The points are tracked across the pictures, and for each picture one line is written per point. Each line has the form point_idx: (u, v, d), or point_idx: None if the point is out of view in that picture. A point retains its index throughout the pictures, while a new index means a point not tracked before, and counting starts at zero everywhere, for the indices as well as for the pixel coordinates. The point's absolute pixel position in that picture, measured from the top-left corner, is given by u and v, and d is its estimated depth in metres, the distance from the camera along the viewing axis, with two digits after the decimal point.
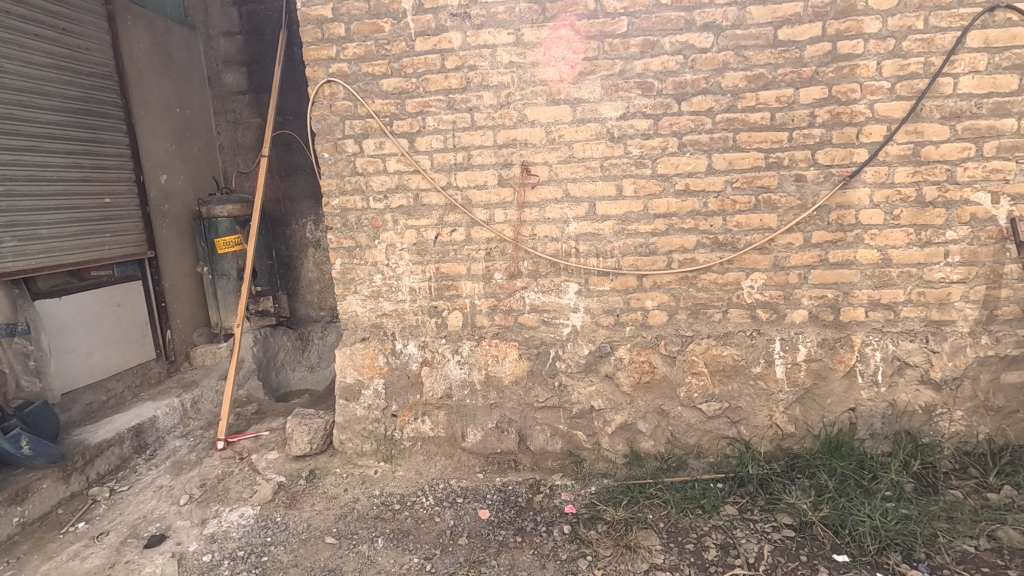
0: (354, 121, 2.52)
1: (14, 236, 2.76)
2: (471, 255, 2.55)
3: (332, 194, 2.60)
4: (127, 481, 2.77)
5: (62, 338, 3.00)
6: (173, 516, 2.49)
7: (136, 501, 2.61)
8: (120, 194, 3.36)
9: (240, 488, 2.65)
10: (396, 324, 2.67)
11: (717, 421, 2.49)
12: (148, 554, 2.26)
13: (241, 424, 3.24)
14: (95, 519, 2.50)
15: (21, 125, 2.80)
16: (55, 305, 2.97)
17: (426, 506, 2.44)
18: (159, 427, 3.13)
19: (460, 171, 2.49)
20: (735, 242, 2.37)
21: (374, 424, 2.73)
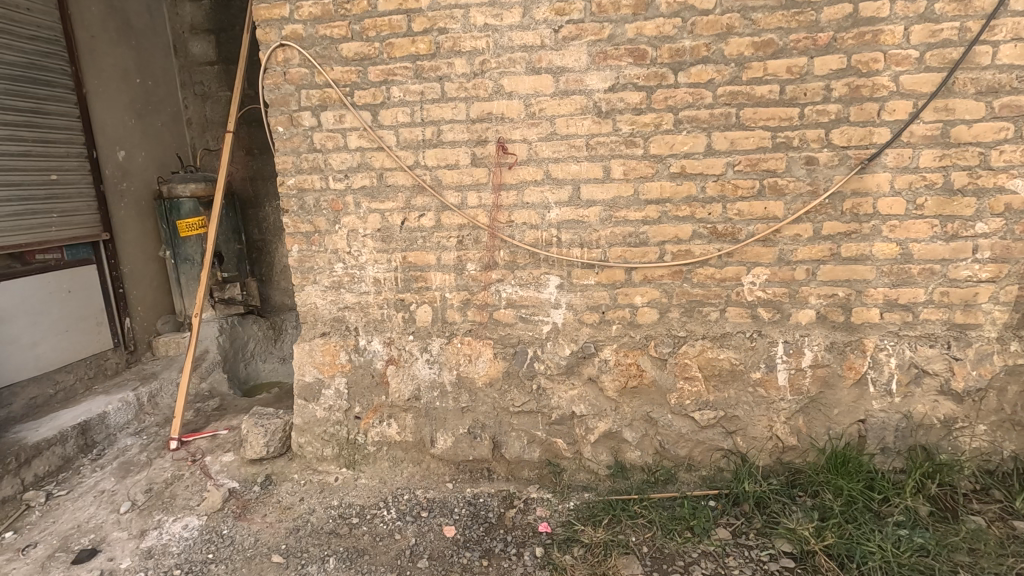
0: (311, 91, 2.24)
1: None
2: (441, 243, 2.29)
3: (287, 172, 2.33)
4: (67, 484, 2.55)
5: (2, 328, 2.76)
6: (110, 527, 2.26)
7: (73, 508, 2.39)
8: (69, 170, 3.09)
9: (188, 495, 2.42)
10: (359, 318, 2.41)
11: (712, 431, 2.24)
12: (75, 572, 2.04)
13: (199, 421, 3.00)
14: (24, 529, 2.27)
15: None
16: None
17: (386, 520, 2.21)
18: (110, 423, 2.92)
19: (429, 150, 2.22)
20: (735, 232, 2.11)
21: (335, 427, 2.49)
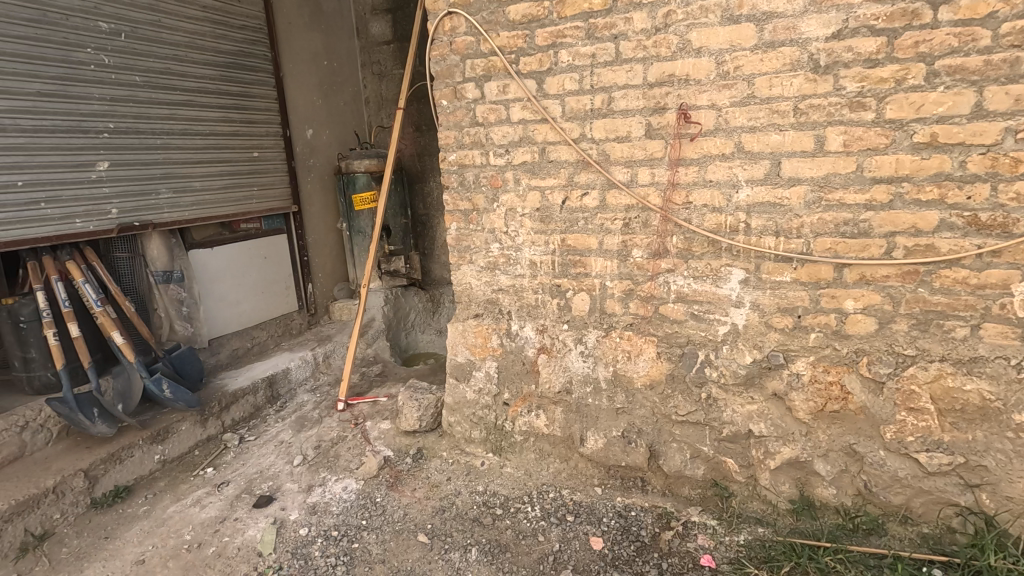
0: (475, 60, 2.13)
1: (171, 188, 2.88)
2: (605, 226, 2.05)
3: (449, 148, 2.27)
4: (256, 430, 2.87)
5: (213, 287, 3.19)
6: (284, 477, 2.48)
7: (258, 453, 2.67)
8: (267, 148, 3.41)
9: (349, 457, 2.57)
10: (512, 302, 2.29)
11: (943, 480, 1.74)
12: (255, 515, 2.26)
13: (363, 385, 3.19)
14: (221, 466, 2.60)
15: (176, 80, 2.88)
16: (207, 256, 3.15)
17: (529, 518, 2.10)
18: (291, 378, 3.24)
19: (598, 120, 1.98)
20: (1008, 224, 1.56)
21: (484, 410, 2.44)
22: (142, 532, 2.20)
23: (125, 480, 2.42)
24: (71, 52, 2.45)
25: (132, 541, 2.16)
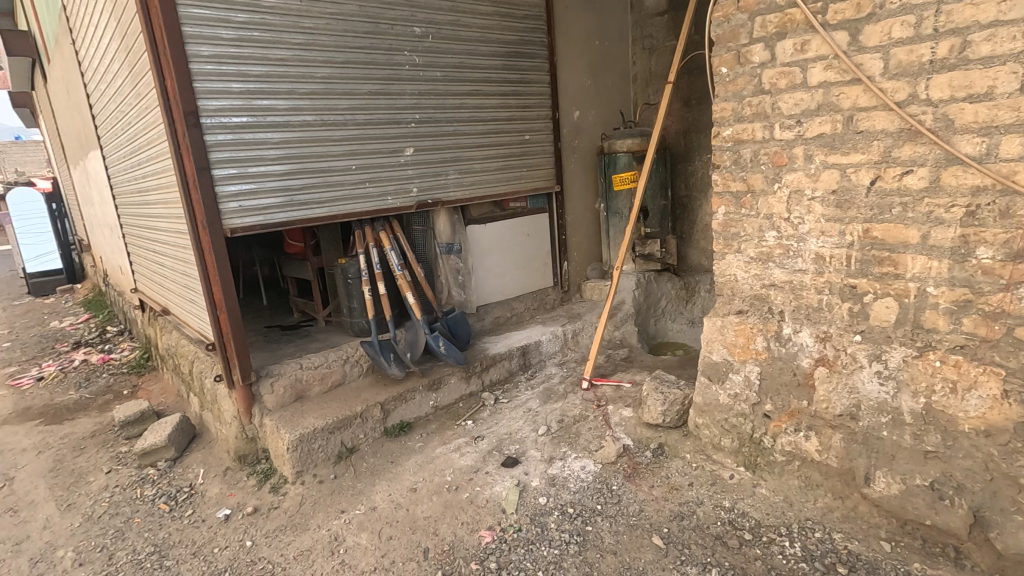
0: (767, 16, 1.83)
1: (456, 170, 3.25)
2: (934, 215, 1.58)
3: (723, 121, 2.02)
4: (509, 394, 3.12)
5: (484, 260, 3.57)
6: (529, 444, 2.64)
7: (509, 416, 2.90)
8: (537, 131, 3.59)
9: (589, 437, 2.60)
10: (786, 300, 1.96)
11: None
12: (502, 473, 2.45)
13: (608, 367, 3.20)
14: (479, 421, 2.90)
15: (467, 72, 3.21)
16: (480, 231, 3.53)
17: (786, 554, 1.79)
18: (542, 350, 3.44)
19: (939, 75, 1.51)
20: None
21: (739, 419, 2.16)
22: (416, 465, 2.60)
23: (409, 418, 2.89)
24: (392, 56, 2.92)
25: (409, 471, 2.56)
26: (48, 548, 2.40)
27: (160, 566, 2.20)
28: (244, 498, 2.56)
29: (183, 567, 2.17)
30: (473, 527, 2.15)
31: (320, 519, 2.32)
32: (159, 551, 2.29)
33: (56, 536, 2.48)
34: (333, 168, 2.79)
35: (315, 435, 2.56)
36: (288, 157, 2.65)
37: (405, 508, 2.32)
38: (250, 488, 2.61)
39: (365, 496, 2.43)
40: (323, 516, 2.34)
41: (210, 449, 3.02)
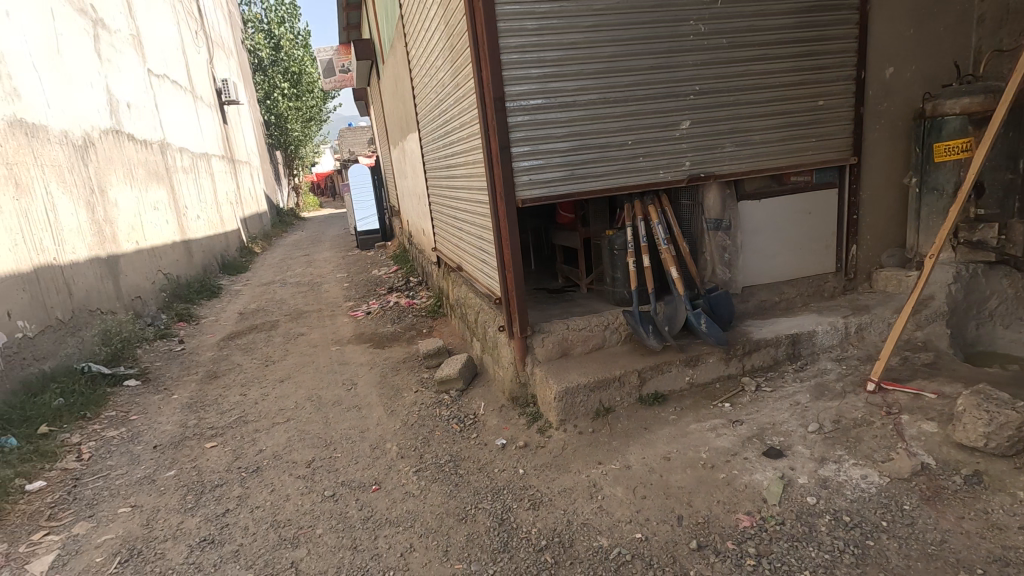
0: None
1: (734, 142, 3.07)
2: None
3: None
4: (772, 383, 2.93)
5: (755, 239, 3.36)
6: (796, 439, 2.45)
7: (772, 406, 2.73)
8: (834, 95, 3.15)
9: (874, 446, 2.29)
10: None
11: None
12: (763, 462, 2.35)
13: (903, 372, 2.74)
14: (737, 405, 2.80)
15: (757, 35, 2.98)
16: (754, 207, 3.32)
17: None
18: (816, 342, 3.10)
19: None
20: None
21: None
22: (670, 436, 2.65)
23: (663, 390, 2.94)
24: (678, 27, 2.87)
25: (662, 440, 2.63)
26: (381, 439, 3.18)
27: (455, 473, 2.73)
28: (516, 433, 2.97)
29: (472, 478, 2.65)
30: (730, 508, 2.13)
31: (580, 465, 2.57)
32: (454, 460, 2.84)
33: (386, 432, 3.26)
34: (611, 143, 2.92)
35: (578, 390, 2.81)
36: (573, 134, 2.87)
37: (659, 473, 2.40)
38: (521, 425, 3.01)
39: (621, 454, 2.59)
40: (582, 463, 2.59)
41: (488, 387, 3.56)
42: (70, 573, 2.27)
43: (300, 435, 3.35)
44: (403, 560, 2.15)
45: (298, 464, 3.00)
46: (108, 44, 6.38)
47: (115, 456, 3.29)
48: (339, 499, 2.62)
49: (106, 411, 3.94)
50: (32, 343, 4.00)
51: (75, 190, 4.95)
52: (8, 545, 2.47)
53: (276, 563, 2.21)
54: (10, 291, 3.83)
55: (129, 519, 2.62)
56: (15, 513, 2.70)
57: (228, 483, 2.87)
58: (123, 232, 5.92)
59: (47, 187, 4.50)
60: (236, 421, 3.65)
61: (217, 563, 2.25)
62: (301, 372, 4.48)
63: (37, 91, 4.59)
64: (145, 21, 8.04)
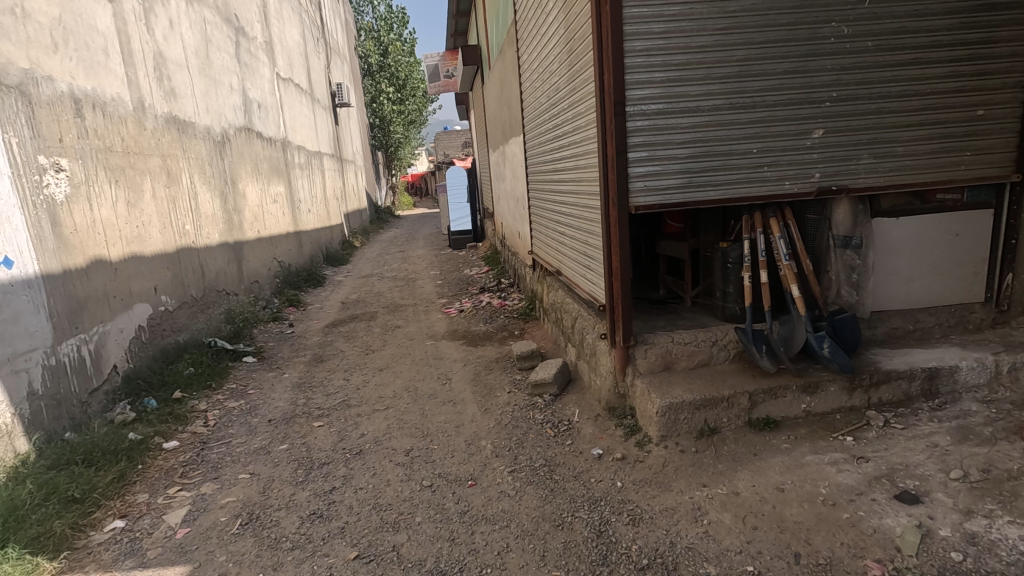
0: None
1: (873, 153, 2.82)
2: None
3: None
4: (904, 421, 2.64)
5: (889, 259, 3.07)
6: (936, 485, 2.19)
7: (904, 446, 2.47)
8: (997, 104, 2.81)
9: None
10: None
11: None
12: (895, 507, 2.11)
13: None
14: (862, 440, 2.56)
15: (909, 38, 2.72)
16: (890, 226, 3.03)
17: None
18: (959, 380, 2.76)
19: None
20: None
21: None
22: (783, 465, 2.47)
23: (776, 415, 2.74)
24: (818, 29, 2.68)
25: (775, 469, 2.46)
26: (475, 436, 3.23)
27: (550, 477, 2.72)
28: (612, 444, 2.90)
29: (568, 485, 2.63)
30: (856, 552, 1.94)
31: (682, 485, 2.47)
32: (549, 465, 2.82)
33: (480, 429, 3.30)
34: (734, 151, 2.78)
35: (682, 406, 2.68)
36: (694, 141, 2.76)
37: (772, 504, 2.24)
38: (618, 437, 2.94)
39: (728, 479, 2.45)
40: (685, 483, 2.48)
41: (583, 395, 3.51)
42: (200, 528, 2.50)
43: (399, 424, 3.48)
44: (499, 560, 2.17)
45: (397, 451, 3.11)
46: (246, 50, 7.04)
47: (236, 425, 3.59)
48: (436, 490, 2.69)
49: (228, 383, 4.32)
50: (171, 316, 4.46)
51: (213, 181, 5.49)
52: (150, 496, 2.77)
53: (379, 545, 2.30)
54: (158, 269, 4.31)
55: (248, 485, 2.85)
56: (154, 468, 3.02)
57: (334, 462, 3.04)
58: (248, 222, 6.48)
59: (193, 177, 5.02)
60: (341, 404, 3.87)
61: (326, 537, 2.38)
62: (399, 363, 4.67)
63: (190, 92, 5.14)
64: (277, 29, 8.78)
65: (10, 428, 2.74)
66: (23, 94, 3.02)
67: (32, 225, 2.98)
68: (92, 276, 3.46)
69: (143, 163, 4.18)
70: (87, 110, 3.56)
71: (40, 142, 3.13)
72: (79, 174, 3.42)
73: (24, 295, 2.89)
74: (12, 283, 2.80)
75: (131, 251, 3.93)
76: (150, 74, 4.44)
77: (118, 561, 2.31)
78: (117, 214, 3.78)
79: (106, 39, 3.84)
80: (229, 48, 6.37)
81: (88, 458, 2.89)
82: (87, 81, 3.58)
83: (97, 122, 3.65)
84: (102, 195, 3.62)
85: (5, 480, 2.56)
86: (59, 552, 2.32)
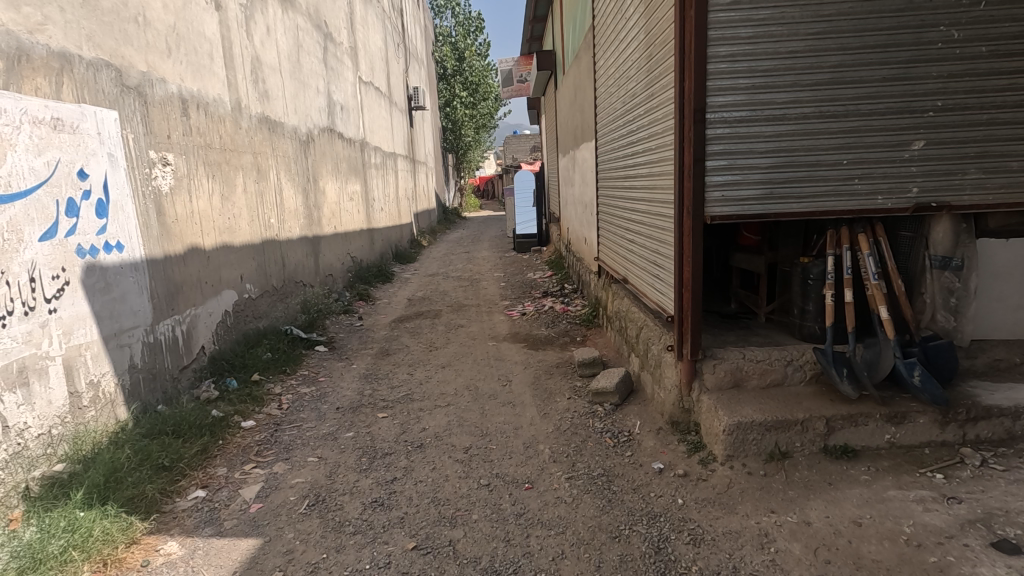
0: None
1: (981, 167, 2.58)
2: None
3: None
4: (1005, 462, 2.41)
5: (995, 284, 2.81)
6: None
7: (1004, 490, 2.25)
8: None
9: None
10: None
11: None
12: (991, 555, 1.92)
13: None
14: (953, 479, 2.35)
15: None
16: (998, 247, 2.77)
17: None
18: None
19: None
20: None
21: None
22: (862, 498, 2.31)
23: (855, 444, 2.56)
24: (924, 33, 2.50)
25: (852, 501, 2.30)
26: (534, 440, 3.23)
27: (608, 488, 2.67)
28: (674, 459, 2.83)
29: (626, 497, 2.58)
30: None
31: (748, 510, 2.36)
32: (607, 475, 2.79)
33: (538, 433, 3.30)
34: (821, 162, 2.63)
35: (751, 426, 2.57)
36: (778, 150, 2.64)
37: (847, 538, 2.11)
38: (681, 453, 2.85)
39: (799, 507, 2.32)
40: (751, 507, 2.37)
41: (646, 406, 3.43)
42: (272, 505, 2.65)
43: (459, 421, 3.54)
44: (554, 565, 2.16)
45: (457, 448, 3.17)
46: (333, 55, 7.43)
47: (307, 410, 3.78)
48: (493, 489, 2.72)
49: (301, 369, 4.55)
50: (254, 303, 4.76)
51: (297, 178, 5.82)
52: (228, 470, 2.97)
53: (436, 538, 2.35)
54: (244, 259, 4.60)
55: (316, 469, 2.99)
56: (233, 445, 3.24)
57: (396, 454, 3.13)
58: (327, 217, 6.81)
59: (279, 173, 5.35)
60: (404, 398, 3.99)
61: (386, 525, 2.46)
62: (461, 362, 4.75)
63: (281, 94, 5.48)
64: (362, 35, 9.18)
65: (114, 397, 3.01)
66: (140, 94, 3.33)
67: (140, 213, 3.27)
68: (188, 262, 3.75)
69: (237, 160, 4.50)
70: (192, 110, 3.86)
71: (151, 139, 3.42)
72: (182, 168, 3.72)
73: (131, 277, 3.17)
74: (122, 265, 3.09)
75: (223, 241, 4.23)
76: (247, 77, 4.75)
77: (198, 528, 2.48)
78: (212, 206, 4.08)
79: (212, 45, 4.16)
80: (318, 54, 6.75)
81: (177, 430, 3.12)
82: (194, 83, 3.89)
83: (200, 120, 3.96)
84: (201, 188, 3.92)
85: (107, 444, 2.81)
86: (149, 514, 2.53)
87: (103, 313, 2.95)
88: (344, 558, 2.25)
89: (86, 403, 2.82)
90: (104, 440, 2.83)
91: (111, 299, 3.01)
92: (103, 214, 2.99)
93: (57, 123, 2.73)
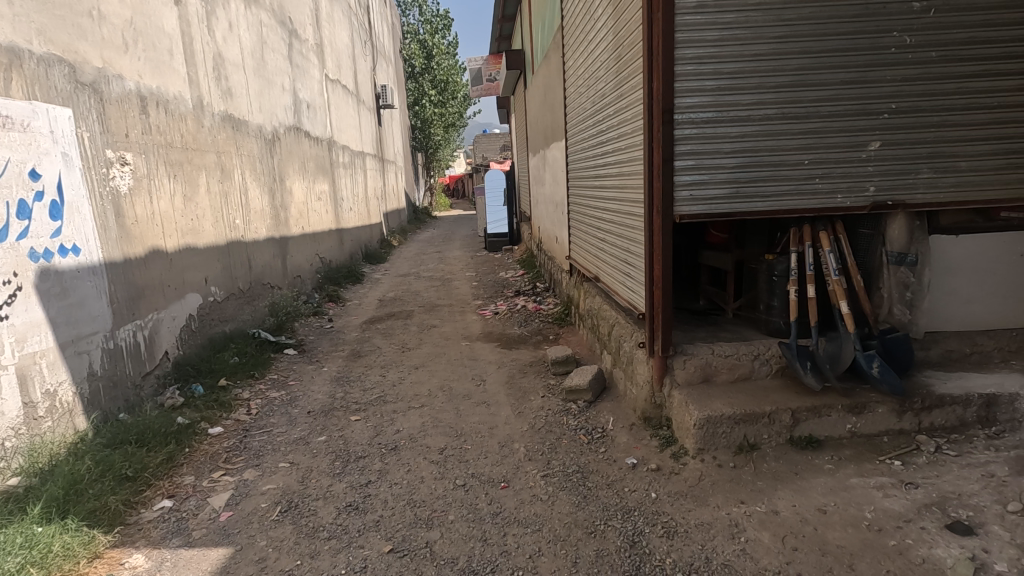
0: None
1: (933, 167, 2.71)
2: None
3: None
4: (958, 448, 2.53)
5: (948, 279, 2.94)
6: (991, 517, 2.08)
7: (958, 474, 2.36)
8: None
9: None
10: None
11: None
12: (946, 537, 2.02)
13: None
14: (911, 466, 2.46)
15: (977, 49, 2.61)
16: (949, 243, 2.90)
17: None
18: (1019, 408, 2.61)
19: None
20: None
21: None
22: (826, 486, 2.39)
23: (819, 434, 2.65)
24: (879, 38, 2.61)
25: (817, 490, 2.38)
26: (509, 439, 3.24)
27: (583, 484, 2.70)
28: (647, 454, 2.88)
29: (601, 493, 2.61)
30: None
31: (719, 501, 2.42)
32: (582, 472, 2.82)
33: (513, 432, 3.31)
34: (785, 162, 2.72)
35: (721, 420, 2.63)
36: (743, 151, 2.71)
37: (813, 526, 2.18)
38: (654, 448, 2.90)
39: (767, 497, 2.39)
40: (722, 499, 2.43)
41: (619, 403, 3.48)
42: (242, 513, 2.60)
43: (434, 422, 3.53)
44: (531, 562, 2.18)
45: (432, 449, 3.16)
46: (298, 52, 7.29)
47: (277, 415, 3.71)
48: (469, 489, 2.72)
49: (270, 373, 4.46)
50: (219, 306, 4.64)
51: (263, 178, 5.70)
52: (195, 478, 2.89)
53: (412, 540, 2.34)
54: (209, 261, 4.48)
55: (287, 474, 2.93)
56: (200, 452, 3.15)
57: (370, 457, 3.10)
58: (294, 218, 6.68)
59: (244, 173, 5.22)
60: (377, 400, 3.94)
61: (361, 529, 2.43)
62: (434, 362, 4.72)
63: (245, 91, 5.35)
64: (328, 32, 9.03)
65: (72, 406, 2.89)
66: (96, 91, 3.20)
67: (98, 215, 3.15)
68: (150, 265, 3.63)
69: (200, 159, 4.37)
70: (151, 107, 3.74)
71: (108, 137, 3.30)
72: (142, 168, 3.60)
73: (89, 281, 3.05)
74: (78, 269, 2.97)
75: (186, 243, 4.11)
76: (209, 74, 4.63)
77: (166, 539, 2.41)
78: (174, 207, 3.96)
79: (172, 41, 4.04)
80: (283, 51, 6.61)
81: (140, 439, 3.02)
82: (153, 79, 3.77)
83: (160, 118, 3.83)
84: (162, 188, 3.80)
85: (65, 455, 2.70)
86: (113, 527, 2.44)
87: (59, 319, 2.83)
88: (318, 564, 2.21)
89: (42, 413, 2.70)
90: (62, 451, 2.72)
91: (67, 304, 2.89)
92: (57, 216, 2.86)
93: (6, 121, 2.60)
